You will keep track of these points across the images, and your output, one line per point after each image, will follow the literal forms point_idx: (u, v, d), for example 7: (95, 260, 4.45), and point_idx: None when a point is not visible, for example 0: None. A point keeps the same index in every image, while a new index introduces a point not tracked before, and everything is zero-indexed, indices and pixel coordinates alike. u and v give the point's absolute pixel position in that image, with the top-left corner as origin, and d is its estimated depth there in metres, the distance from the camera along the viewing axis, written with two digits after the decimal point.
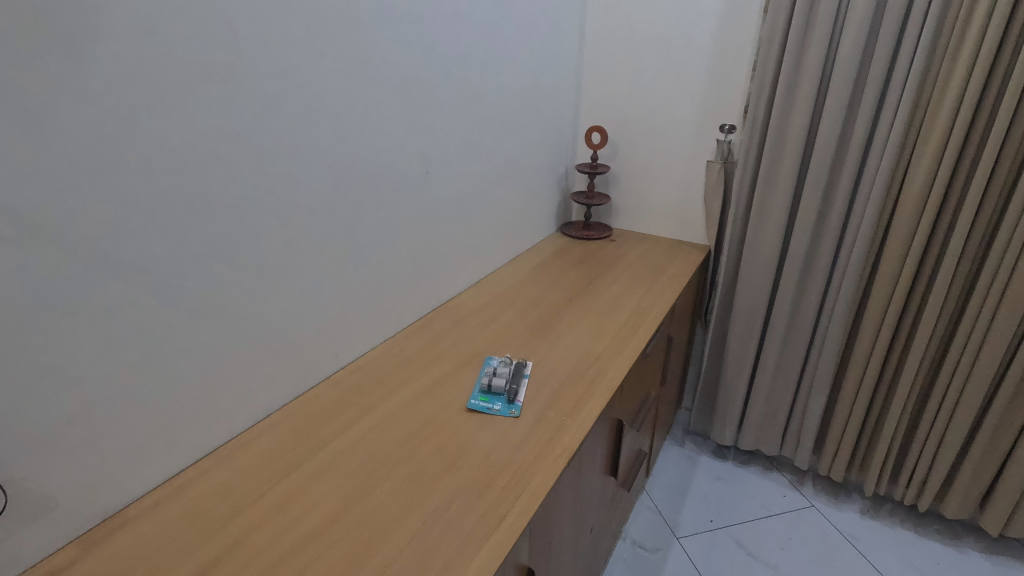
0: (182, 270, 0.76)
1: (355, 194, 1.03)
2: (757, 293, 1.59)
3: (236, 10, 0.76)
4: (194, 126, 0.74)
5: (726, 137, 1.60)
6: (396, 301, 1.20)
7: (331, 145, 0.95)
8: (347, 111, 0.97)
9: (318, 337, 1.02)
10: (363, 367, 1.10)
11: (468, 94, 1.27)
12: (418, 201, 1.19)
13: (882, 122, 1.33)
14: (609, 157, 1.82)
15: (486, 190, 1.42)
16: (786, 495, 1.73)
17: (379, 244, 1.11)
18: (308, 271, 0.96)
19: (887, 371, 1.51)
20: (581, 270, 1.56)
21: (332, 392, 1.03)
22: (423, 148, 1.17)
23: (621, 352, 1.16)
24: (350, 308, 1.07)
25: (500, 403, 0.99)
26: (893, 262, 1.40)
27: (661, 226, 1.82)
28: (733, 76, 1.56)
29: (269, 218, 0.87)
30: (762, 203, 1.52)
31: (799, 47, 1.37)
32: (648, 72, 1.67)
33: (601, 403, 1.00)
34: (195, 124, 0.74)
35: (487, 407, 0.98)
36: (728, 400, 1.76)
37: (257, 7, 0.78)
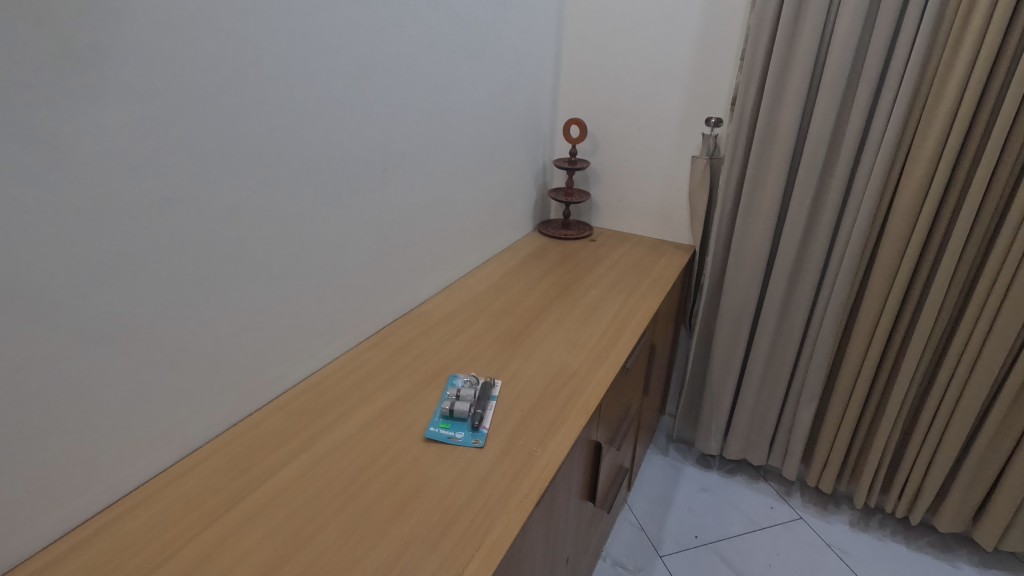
0: (78, 291, 0.64)
1: (300, 194, 0.90)
2: (745, 296, 1.50)
3: None
4: (93, 115, 0.61)
5: (712, 131, 1.50)
6: (353, 311, 1.08)
7: (272, 139, 0.83)
8: (289, 99, 0.84)
9: (259, 356, 0.90)
10: (313, 388, 0.99)
11: (433, 83, 1.15)
12: (376, 202, 1.08)
13: (879, 115, 1.24)
14: (589, 151, 1.71)
15: (455, 188, 1.31)
16: (774, 506, 1.65)
17: (330, 250, 0.99)
18: (245, 282, 0.84)
19: (880, 377, 1.44)
20: (559, 272, 1.45)
21: (274, 417, 0.91)
22: (380, 143, 1.05)
23: (600, 365, 1.06)
24: (296, 323, 0.95)
25: (464, 432, 0.88)
26: (888, 264, 1.32)
27: (644, 224, 1.72)
28: (720, 65, 1.46)
29: (195, 224, 0.75)
30: (750, 202, 1.43)
31: (791, 35, 1.27)
32: (630, 60, 1.56)
33: (577, 428, 0.90)
34: (90, 116, 0.61)
35: (448, 437, 0.87)
36: (713, 408, 1.67)
37: None
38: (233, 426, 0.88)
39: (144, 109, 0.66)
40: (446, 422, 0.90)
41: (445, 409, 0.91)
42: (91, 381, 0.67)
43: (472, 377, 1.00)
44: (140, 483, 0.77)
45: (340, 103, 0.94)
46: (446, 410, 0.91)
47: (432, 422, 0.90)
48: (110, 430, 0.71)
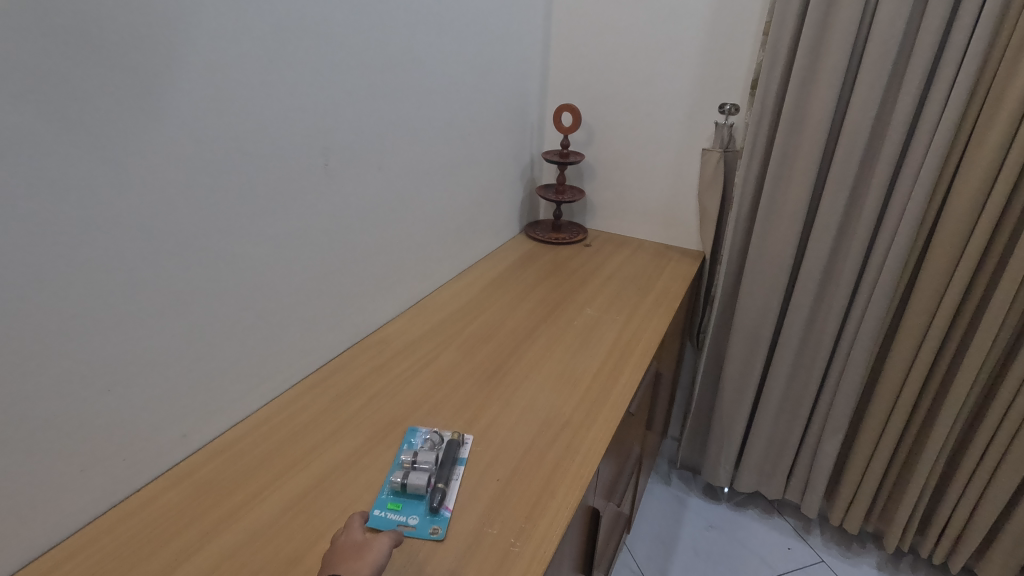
0: None
1: (203, 198, 0.68)
2: (763, 313, 1.30)
3: None
4: None
5: (727, 120, 1.29)
6: (289, 343, 0.86)
7: (151, 126, 0.61)
8: (178, 70, 0.62)
9: (150, 413, 0.68)
10: (234, 446, 0.77)
11: (392, 58, 0.93)
12: (319, 206, 0.86)
13: (932, 101, 1.03)
14: (583, 143, 1.49)
15: (423, 187, 1.09)
16: (791, 547, 1.46)
17: (253, 269, 0.77)
18: (120, 320, 0.63)
19: (920, 407, 1.24)
20: (548, 285, 1.24)
21: (176, 493, 0.70)
22: (322, 132, 0.83)
23: (598, 412, 0.85)
24: (204, 366, 0.73)
25: (418, 515, 0.67)
26: (936, 278, 1.12)
27: (645, 226, 1.51)
28: (738, 42, 1.24)
29: (27, 246, 0.53)
30: (772, 203, 1.22)
31: (827, 4, 1.05)
32: (632, 37, 1.34)
33: (568, 507, 0.69)
34: None
35: (398, 523, 0.66)
36: (723, 436, 1.48)
37: None
38: (112, 508, 0.67)
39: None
40: (396, 501, 0.69)
41: (396, 482, 0.70)
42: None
43: (434, 434, 0.79)
44: None
45: (258, 80, 0.72)
46: (397, 484, 0.70)
47: (379, 501, 0.69)
48: None
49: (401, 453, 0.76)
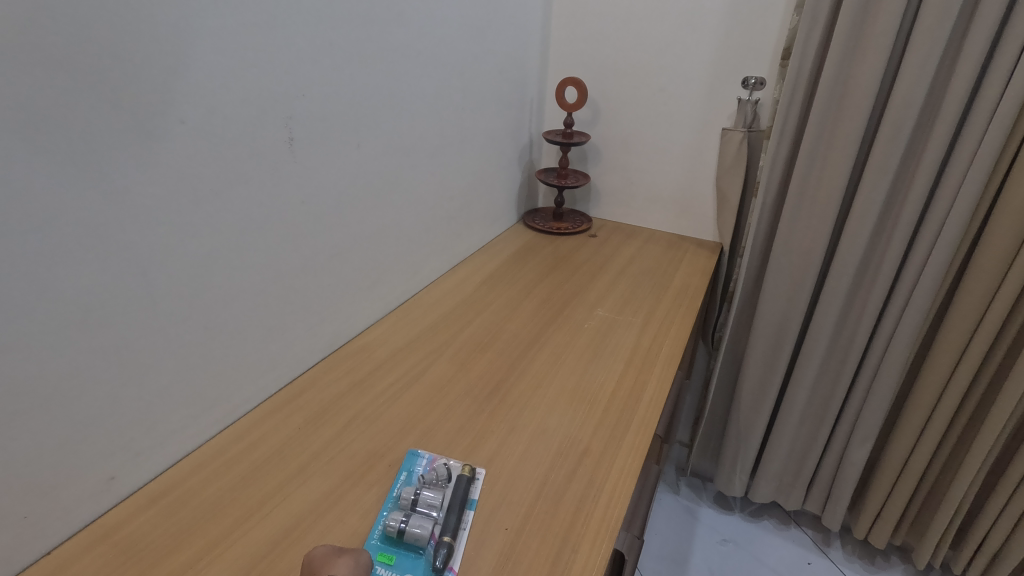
0: None
1: (123, 175, 0.52)
2: (789, 311, 1.17)
3: None
4: None
5: (751, 95, 1.15)
6: (247, 357, 0.71)
7: (39, 77, 0.45)
8: (76, 2, 0.46)
9: (60, 458, 0.53)
10: (178, 488, 0.63)
11: (370, 12, 0.77)
12: (284, 191, 0.71)
13: (995, 71, 0.90)
14: (588, 122, 1.35)
15: (409, 169, 0.94)
16: (811, 562, 1.35)
17: (199, 268, 0.62)
18: (10, 341, 0.47)
19: (961, 415, 1.13)
20: (552, 281, 1.10)
21: (101, 555, 0.55)
22: (287, 98, 0.68)
23: (622, 437, 0.71)
24: (137, 392, 0.58)
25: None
26: (989, 273, 1.00)
27: (655, 215, 1.37)
28: (766, 7, 1.10)
29: None
30: (803, 189, 1.09)
31: None
32: (644, 1, 1.19)
33: (595, 567, 0.55)
34: None
35: None
36: (740, 444, 1.36)
37: None
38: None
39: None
40: (391, 552, 0.57)
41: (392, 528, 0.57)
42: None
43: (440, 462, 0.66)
44: None
45: (196, 25, 0.56)
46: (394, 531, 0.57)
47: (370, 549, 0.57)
48: None
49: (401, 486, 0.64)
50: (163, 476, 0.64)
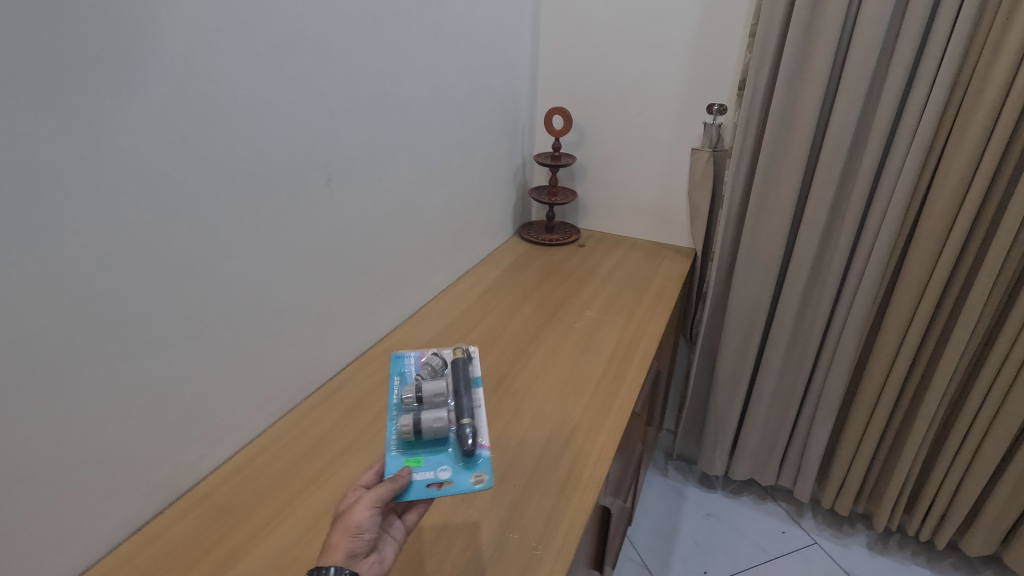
0: None
1: (208, 219, 0.68)
2: (755, 307, 1.33)
3: None
4: None
5: (715, 119, 1.31)
6: (293, 359, 0.86)
7: (159, 154, 0.61)
8: (180, 94, 0.62)
9: (167, 440, 0.69)
10: (250, 464, 0.79)
11: (387, 71, 0.93)
12: (323, 223, 0.86)
13: (915, 100, 1.06)
14: (574, 145, 1.51)
15: (420, 196, 1.09)
16: (786, 532, 1.51)
17: (263, 288, 0.78)
18: (139, 350, 0.63)
19: (905, 394, 1.30)
20: (546, 288, 1.26)
21: (193, 519, 0.70)
22: (325, 147, 0.83)
23: (606, 416, 0.87)
24: (218, 388, 0.74)
25: (452, 469, 0.62)
26: (920, 270, 1.16)
27: (636, 225, 1.54)
28: (724, 44, 1.26)
29: (38, 288, 0.53)
30: (762, 201, 1.25)
31: (812, 8, 1.07)
32: (620, 39, 1.35)
33: (583, 514, 0.70)
34: None
35: (432, 481, 0.60)
36: (718, 428, 1.52)
37: None
38: (136, 533, 0.68)
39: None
40: (417, 456, 0.63)
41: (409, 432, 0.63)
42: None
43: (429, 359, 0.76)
44: None
45: (259, 100, 0.71)
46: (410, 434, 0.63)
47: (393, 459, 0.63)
48: None
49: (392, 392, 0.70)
50: (233, 458, 0.79)
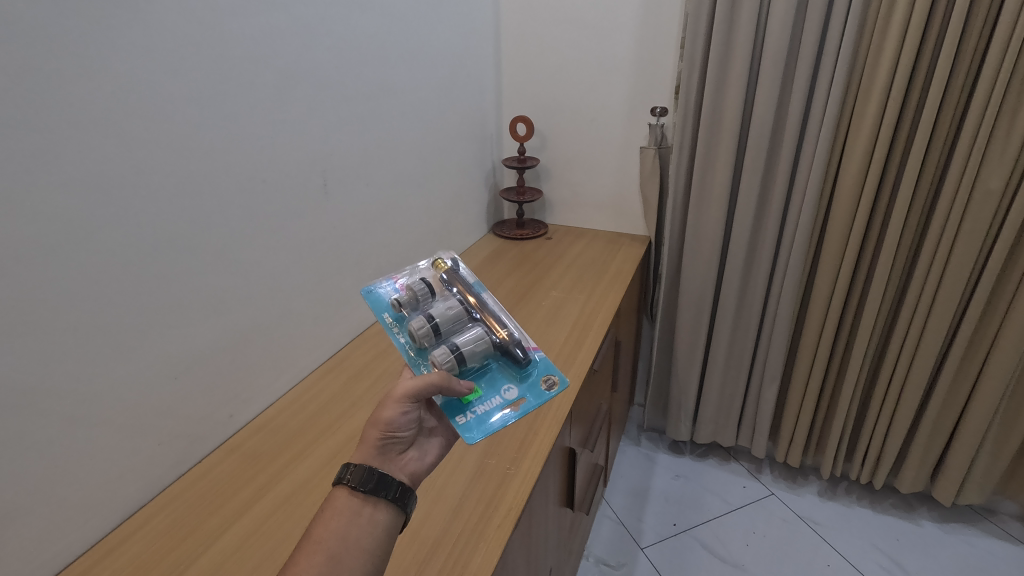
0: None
1: (229, 218, 0.83)
2: (703, 284, 1.51)
3: (18, 19, 0.56)
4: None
5: (658, 120, 1.49)
6: (299, 337, 1.02)
7: (194, 167, 0.77)
8: (208, 120, 0.78)
9: (201, 401, 0.84)
10: (269, 424, 0.94)
11: (368, 91, 1.09)
12: (320, 221, 1.02)
13: (818, 97, 1.24)
14: (537, 149, 1.68)
15: (401, 198, 1.25)
16: (746, 486, 1.69)
17: (274, 276, 0.94)
18: (181, 325, 0.79)
19: (837, 352, 1.48)
20: (517, 275, 1.43)
21: (227, 463, 0.86)
22: (319, 157, 0.99)
23: (568, 371, 1.04)
24: (239, 360, 0.89)
25: (514, 386, 0.78)
26: (837, 242, 1.34)
27: (597, 218, 1.71)
28: (661, 54, 1.45)
29: (106, 272, 0.68)
30: (701, 191, 1.43)
31: (728, 23, 1.26)
32: (572, 53, 1.53)
33: (548, 442, 0.86)
34: None
35: (510, 403, 0.76)
36: (680, 396, 1.69)
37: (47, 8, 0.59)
38: (180, 478, 0.83)
39: (19, 141, 0.58)
40: (473, 388, 0.76)
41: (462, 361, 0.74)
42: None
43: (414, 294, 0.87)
44: (84, 550, 0.72)
45: (266, 118, 0.87)
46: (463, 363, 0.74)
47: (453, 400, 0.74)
48: (28, 504, 0.64)
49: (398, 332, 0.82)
50: (254, 420, 0.95)
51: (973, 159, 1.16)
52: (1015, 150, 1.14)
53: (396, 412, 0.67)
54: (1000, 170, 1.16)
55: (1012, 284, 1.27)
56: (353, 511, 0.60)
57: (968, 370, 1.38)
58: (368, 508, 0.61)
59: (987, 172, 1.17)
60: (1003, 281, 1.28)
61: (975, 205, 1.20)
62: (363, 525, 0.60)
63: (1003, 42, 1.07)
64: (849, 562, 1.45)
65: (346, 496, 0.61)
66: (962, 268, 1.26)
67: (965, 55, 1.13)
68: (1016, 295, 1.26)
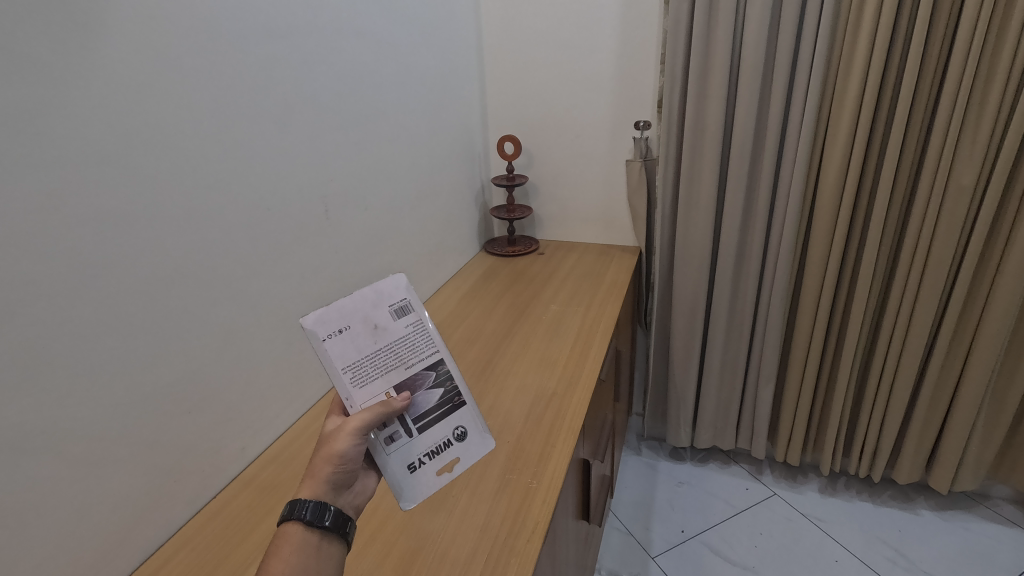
0: (6, 396, 0.58)
1: (235, 249, 0.83)
2: (695, 289, 1.54)
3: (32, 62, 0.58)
4: (18, 211, 0.57)
5: (643, 134, 1.53)
6: (305, 364, 1.01)
7: (201, 198, 0.77)
8: (214, 151, 0.79)
9: (215, 432, 0.83)
10: (281, 455, 0.93)
11: (361, 117, 1.11)
12: (322, 247, 1.02)
13: (795, 104, 1.30)
14: (524, 167, 1.71)
15: (396, 220, 1.26)
16: (748, 488, 1.70)
17: (279, 304, 0.93)
18: (193, 356, 0.78)
19: (829, 346, 1.52)
20: (514, 291, 1.44)
21: (242, 497, 0.85)
22: (318, 185, 1.00)
23: (577, 383, 1.05)
24: (249, 390, 0.89)
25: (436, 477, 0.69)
26: (822, 241, 1.39)
27: (586, 231, 1.74)
28: (642, 70, 1.50)
29: (116, 308, 0.68)
30: (688, 199, 1.46)
31: (706, 38, 1.31)
32: (555, 73, 1.57)
33: (566, 454, 0.87)
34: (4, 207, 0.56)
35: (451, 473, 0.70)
36: (679, 402, 1.71)
37: (57, 49, 0.60)
38: (193, 516, 0.81)
39: (32, 179, 0.58)
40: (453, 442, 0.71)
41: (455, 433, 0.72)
42: (5, 510, 0.58)
43: (384, 326, 0.68)
44: None
45: (267, 148, 0.88)
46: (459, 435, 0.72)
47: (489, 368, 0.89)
48: (46, 544, 0.63)
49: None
50: (265, 452, 0.94)
51: (945, 157, 1.23)
52: (982, 147, 1.21)
53: (349, 444, 0.62)
54: (971, 167, 1.22)
55: (990, 272, 1.32)
56: (311, 546, 0.58)
57: (954, 360, 1.43)
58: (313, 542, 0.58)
59: (959, 169, 1.24)
60: (980, 271, 1.34)
61: (950, 201, 1.26)
62: (322, 559, 0.58)
63: (964, 48, 1.14)
64: (855, 556, 1.47)
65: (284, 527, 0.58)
66: (942, 260, 1.31)
67: (930, 59, 1.20)
68: (993, 285, 1.32)
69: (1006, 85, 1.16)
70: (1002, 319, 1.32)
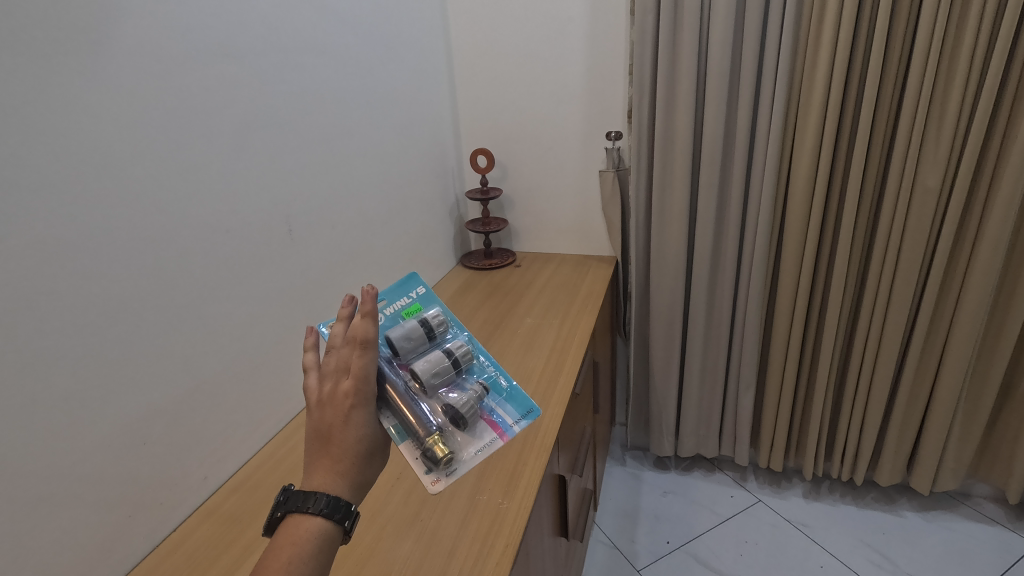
0: None
1: (193, 273, 0.81)
2: (672, 297, 1.54)
3: None
4: None
5: (614, 144, 1.54)
6: (272, 388, 0.99)
7: (156, 223, 0.75)
8: (169, 174, 0.77)
9: (175, 463, 0.81)
10: (246, 483, 0.91)
11: (326, 135, 1.09)
12: (287, 268, 1.00)
13: (761, 111, 1.31)
14: (498, 179, 1.71)
15: (366, 238, 1.24)
16: (733, 495, 1.70)
17: (242, 328, 0.91)
18: (150, 385, 0.76)
19: (806, 348, 1.51)
20: (489, 305, 1.42)
21: (206, 528, 0.82)
22: (281, 206, 0.98)
23: (551, 397, 1.04)
24: (212, 417, 0.86)
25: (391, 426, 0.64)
26: (794, 245, 1.39)
27: (562, 243, 1.74)
28: (612, 81, 1.51)
29: (64, 338, 0.65)
30: (661, 208, 1.46)
31: (672, 47, 1.32)
32: (525, 85, 1.57)
33: (538, 471, 0.86)
34: None
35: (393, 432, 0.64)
36: (661, 411, 1.70)
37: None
38: (153, 551, 0.79)
39: None
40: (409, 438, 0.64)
41: (433, 455, 0.63)
42: None
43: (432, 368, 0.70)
44: None
45: (227, 169, 0.86)
46: (433, 462, 0.63)
47: (485, 420, 0.72)
48: None
49: (394, 303, 0.81)
50: (230, 480, 0.91)
51: (909, 159, 1.24)
52: (946, 148, 1.22)
53: (334, 396, 0.58)
54: (935, 168, 1.23)
55: (959, 272, 1.33)
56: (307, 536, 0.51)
57: (930, 359, 1.44)
58: (341, 542, 0.53)
59: (924, 171, 1.25)
60: (950, 270, 1.35)
61: (918, 202, 1.27)
62: (319, 548, 0.51)
63: (923, 53, 1.16)
64: (841, 561, 1.46)
65: (304, 523, 0.51)
66: (912, 261, 1.32)
67: (891, 64, 1.22)
68: (963, 283, 1.33)
69: (965, 87, 1.17)
70: (973, 317, 1.33)
